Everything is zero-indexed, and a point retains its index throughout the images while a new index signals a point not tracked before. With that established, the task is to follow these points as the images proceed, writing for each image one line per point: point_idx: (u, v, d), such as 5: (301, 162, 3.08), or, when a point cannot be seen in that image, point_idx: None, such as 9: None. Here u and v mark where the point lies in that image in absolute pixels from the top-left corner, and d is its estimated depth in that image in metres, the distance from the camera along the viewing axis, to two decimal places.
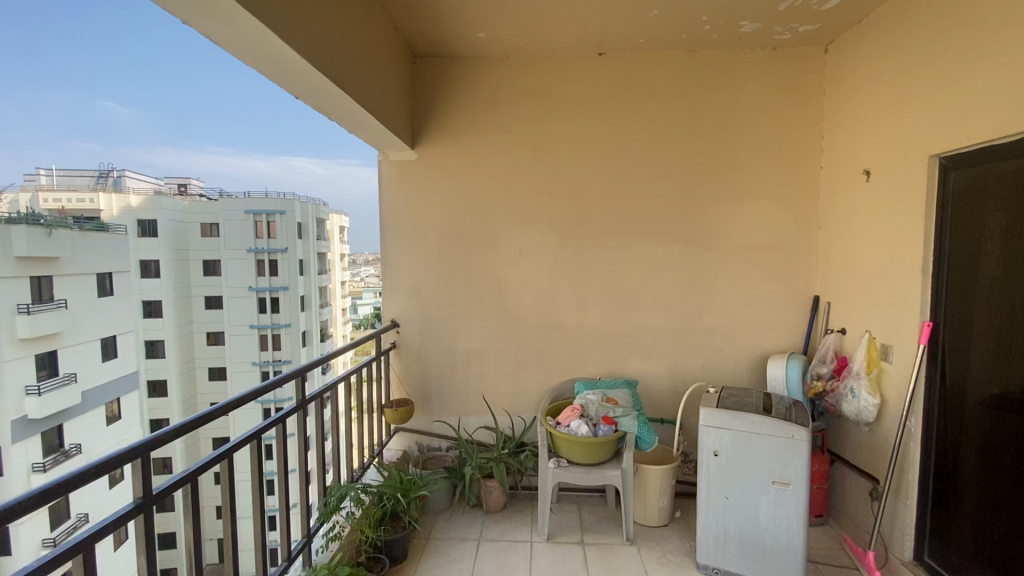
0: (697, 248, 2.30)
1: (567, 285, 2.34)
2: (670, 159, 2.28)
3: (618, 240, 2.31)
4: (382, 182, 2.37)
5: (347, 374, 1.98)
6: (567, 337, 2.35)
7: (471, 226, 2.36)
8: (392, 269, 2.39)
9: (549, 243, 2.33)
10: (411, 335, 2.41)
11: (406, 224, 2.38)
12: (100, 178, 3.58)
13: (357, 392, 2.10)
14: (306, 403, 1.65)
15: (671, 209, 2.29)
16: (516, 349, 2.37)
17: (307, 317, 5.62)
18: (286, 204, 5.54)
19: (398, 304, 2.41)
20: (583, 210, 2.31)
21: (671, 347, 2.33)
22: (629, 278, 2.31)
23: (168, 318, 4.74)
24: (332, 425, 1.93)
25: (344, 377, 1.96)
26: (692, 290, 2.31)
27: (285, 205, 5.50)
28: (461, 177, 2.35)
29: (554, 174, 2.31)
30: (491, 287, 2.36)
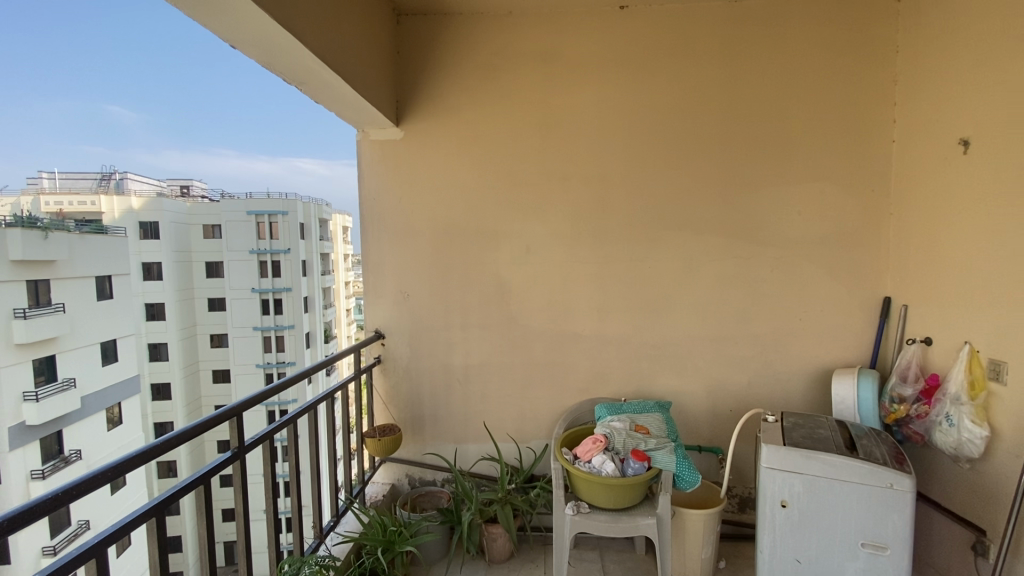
0: (739, 241, 1.90)
1: (583, 288, 1.95)
2: (706, 135, 1.89)
3: (643, 233, 1.91)
4: (363, 167, 1.99)
5: (313, 403, 1.60)
6: (584, 349, 1.96)
7: (467, 218, 1.97)
8: (375, 270, 2.01)
9: (562, 237, 1.94)
10: (399, 348, 2.03)
11: (391, 216, 2.00)
12: (104, 181, 5.06)
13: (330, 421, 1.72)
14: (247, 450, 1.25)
15: (708, 195, 1.90)
16: (523, 364, 1.99)
17: (310, 318, 5.65)
18: (286, 204, 5.47)
19: (382, 311, 2.03)
20: (601, 197, 1.92)
21: (709, 360, 1.93)
22: (658, 278, 1.92)
23: (172, 321, 5.38)
24: (293, 466, 1.55)
25: (310, 406, 1.58)
26: (736, 292, 1.91)
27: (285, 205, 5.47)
28: (455, 159, 1.96)
29: (566, 154, 1.92)
30: (493, 291, 1.98)
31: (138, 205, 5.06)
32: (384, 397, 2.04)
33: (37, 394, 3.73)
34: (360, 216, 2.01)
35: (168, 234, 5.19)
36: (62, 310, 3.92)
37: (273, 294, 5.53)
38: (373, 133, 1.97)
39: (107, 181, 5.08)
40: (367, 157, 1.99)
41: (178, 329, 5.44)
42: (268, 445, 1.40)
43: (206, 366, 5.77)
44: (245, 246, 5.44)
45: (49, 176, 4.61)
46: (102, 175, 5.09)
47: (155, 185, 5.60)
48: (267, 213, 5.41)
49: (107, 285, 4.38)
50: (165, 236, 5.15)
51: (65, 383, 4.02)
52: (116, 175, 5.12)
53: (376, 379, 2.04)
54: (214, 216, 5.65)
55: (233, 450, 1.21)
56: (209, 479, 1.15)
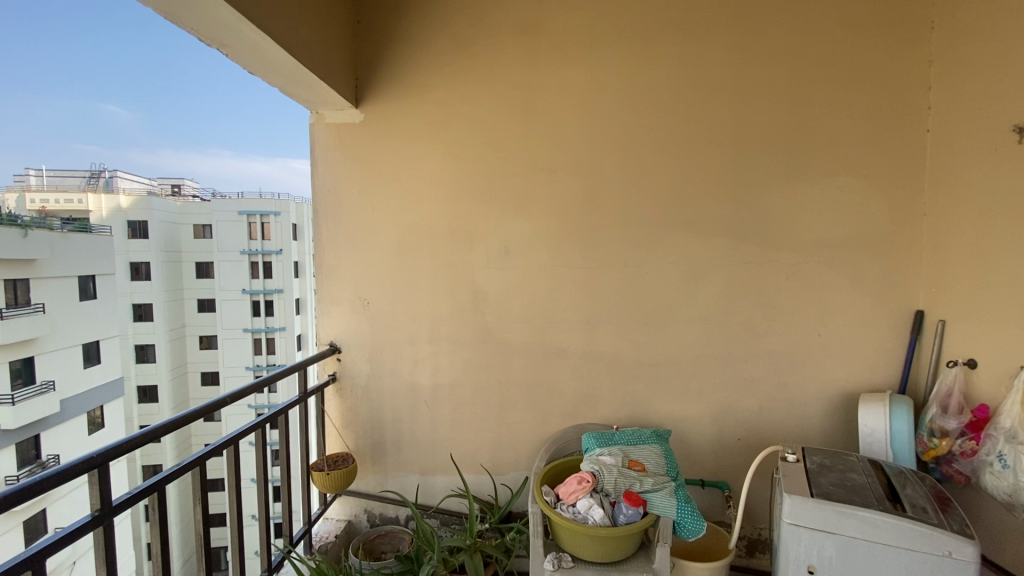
0: (749, 245, 1.65)
1: (568, 297, 1.69)
2: (710, 121, 1.63)
3: (637, 235, 1.66)
4: (317, 155, 1.73)
5: (234, 436, 1.32)
6: (568, 368, 1.70)
7: (436, 215, 1.71)
8: (332, 274, 1.74)
9: (544, 238, 1.68)
10: (358, 364, 1.76)
11: (348, 212, 1.73)
12: (93, 178, 4.12)
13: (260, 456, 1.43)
14: (116, 513, 0.92)
15: (712, 191, 1.64)
16: (499, 384, 1.72)
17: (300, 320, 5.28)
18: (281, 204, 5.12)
19: (339, 321, 1.75)
20: (588, 193, 1.66)
21: (712, 382, 1.67)
22: (654, 287, 1.66)
23: (159, 322, 4.92)
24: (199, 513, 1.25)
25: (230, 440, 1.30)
26: (744, 303, 1.66)
27: (281, 206, 5.10)
28: (422, 147, 1.70)
29: (548, 142, 1.66)
30: (464, 300, 1.71)
31: (129, 206, 4.40)
32: (340, 420, 1.77)
33: (13, 397, 3.14)
34: (314, 211, 1.75)
35: (156, 232, 4.64)
36: (41, 311, 3.13)
37: (263, 295, 5.23)
38: (328, 116, 1.71)
39: (97, 179, 4.14)
40: (322, 144, 1.73)
41: (164, 328, 4.96)
42: (156, 496, 1.08)
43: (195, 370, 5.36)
44: (234, 246, 5.09)
45: (38, 174, 3.54)
46: (93, 175, 4.12)
47: (147, 185, 4.85)
48: (259, 214, 5.04)
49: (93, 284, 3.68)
50: (155, 236, 4.63)
51: (43, 386, 3.40)
52: (109, 172, 4.24)
53: (329, 400, 1.76)
54: (203, 215, 5.19)
55: (93, 513, 0.89)
56: (44, 559, 0.81)
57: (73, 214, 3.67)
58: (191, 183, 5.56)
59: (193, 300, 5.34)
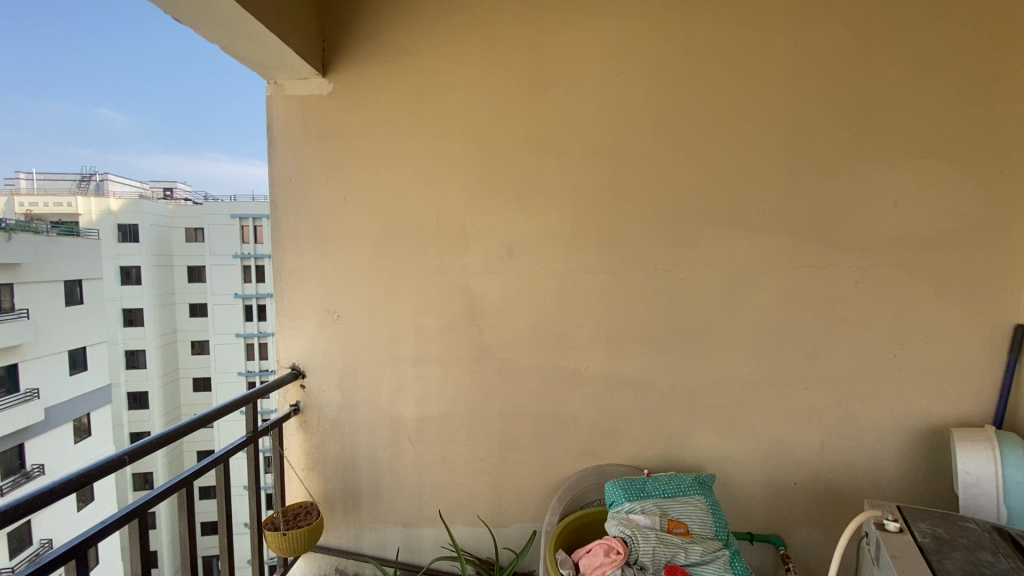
0: (808, 245, 1.33)
1: (587, 310, 1.36)
2: (762, 90, 1.31)
3: (671, 232, 1.34)
4: (276, 135, 1.40)
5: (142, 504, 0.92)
6: (585, 397, 1.37)
7: (422, 208, 1.38)
8: (294, 281, 1.41)
9: (556, 236, 1.35)
10: (327, 393, 1.43)
11: (315, 206, 1.40)
12: (82, 181, 4.06)
13: (185, 522, 1.06)
14: None
15: (765, 178, 1.32)
16: (500, 416, 1.39)
17: None
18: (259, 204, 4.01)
19: (304, 339, 1.42)
20: (610, 181, 1.34)
21: (762, 413, 1.36)
22: (692, 297, 1.34)
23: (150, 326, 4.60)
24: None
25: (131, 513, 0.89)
26: (799, 318, 1.34)
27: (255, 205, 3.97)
28: (404, 125, 1.38)
29: (560, 119, 1.34)
30: (457, 313, 1.39)
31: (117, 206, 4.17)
32: (305, 459, 1.44)
33: None
34: (273, 202, 1.41)
35: (152, 236, 4.37)
36: (27, 316, 2.76)
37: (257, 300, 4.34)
38: (289, 87, 1.38)
39: (87, 182, 4.09)
40: (281, 120, 1.39)
41: (151, 333, 4.59)
42: None
43: (187, 375, 4.94)
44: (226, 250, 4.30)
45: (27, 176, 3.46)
46: (83, 176, 4.06)
47: (134, 186, 4.50)
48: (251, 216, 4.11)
49: (77, 288, 3.28)
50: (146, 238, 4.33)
51: (27, 395, 2.93)
52: (99, 174, 4.14)
53: (291, 436, 1.43)
54: (195, 218, 4.63)
55: None
56: None
57: (59, 214, 3.52)
58: (184, 185, 5.08)
59: (185, 304, 4.80)
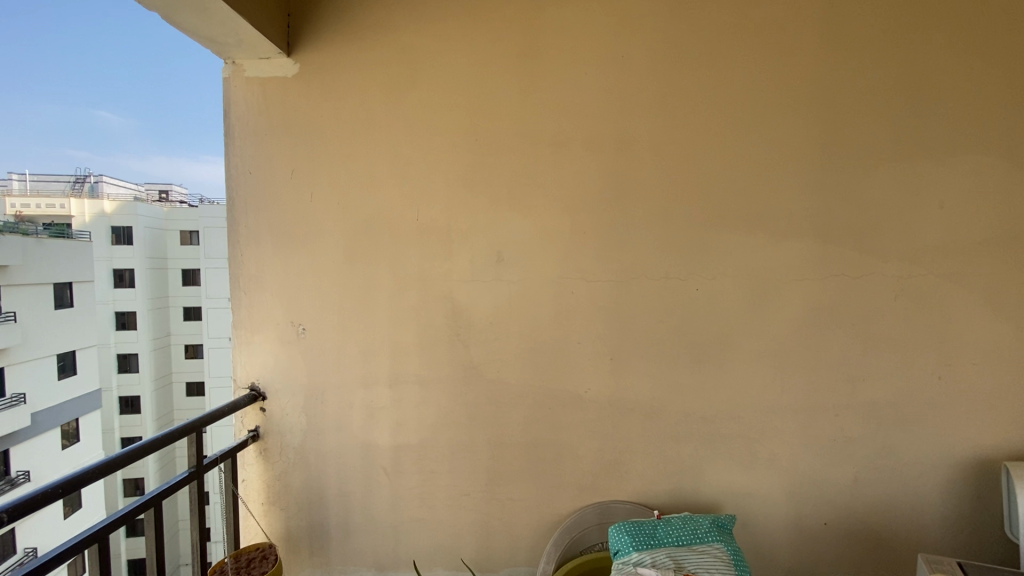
0: (837, 250, 1.16)
1: (587, 325, 1.18)
2: (786, 73, 1.14)
3: (683, 235, 1.17)
4: (234, 121, 1.23)
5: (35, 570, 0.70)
6: (585, 424, 1.20)
7: (400, 206, 1.21)
8: (256, 290, 1.23)
9: (551, 240, 1.18)
10: (291, 418, 1.25)
11: (278, 203, 1.23)
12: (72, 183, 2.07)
13: None
14: None
15: (790, 174, 1.15)
16: (487, 445, 1.22)
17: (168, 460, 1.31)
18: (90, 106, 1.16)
19: (265, 356, 1.24)
20: (613, 177, 1.17)
21: (787, 443, 1.19)
22: (707, 310, 1.17)
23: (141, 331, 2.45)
24: None
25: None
26: (828, 334, 1.17)
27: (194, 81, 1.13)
28: (379, 112, 1.21)
29: (555, 105, 1.17)
30: (439, 327, 1.21)
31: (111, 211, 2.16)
32: (264, 493, 1.26)
33: None
34: (230, 199, 1.23)
35: (140, 234, 2.27)
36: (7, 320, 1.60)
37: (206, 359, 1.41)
38: (250, 68, 1.21)
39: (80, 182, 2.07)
40: (241, 106, 1.22)
41: (149, 338, 2.42)
42: None
43: None
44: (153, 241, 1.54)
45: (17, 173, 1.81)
46: (76, 177, 2.05)
47: (133, 189, 2.34)
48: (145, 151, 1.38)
49: (68, 292, 1.91)
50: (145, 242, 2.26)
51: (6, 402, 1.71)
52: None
53: (248, 465, 1.25)
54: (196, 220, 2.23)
55: None
56: None
57: (51, 219, 1.87)
58: None
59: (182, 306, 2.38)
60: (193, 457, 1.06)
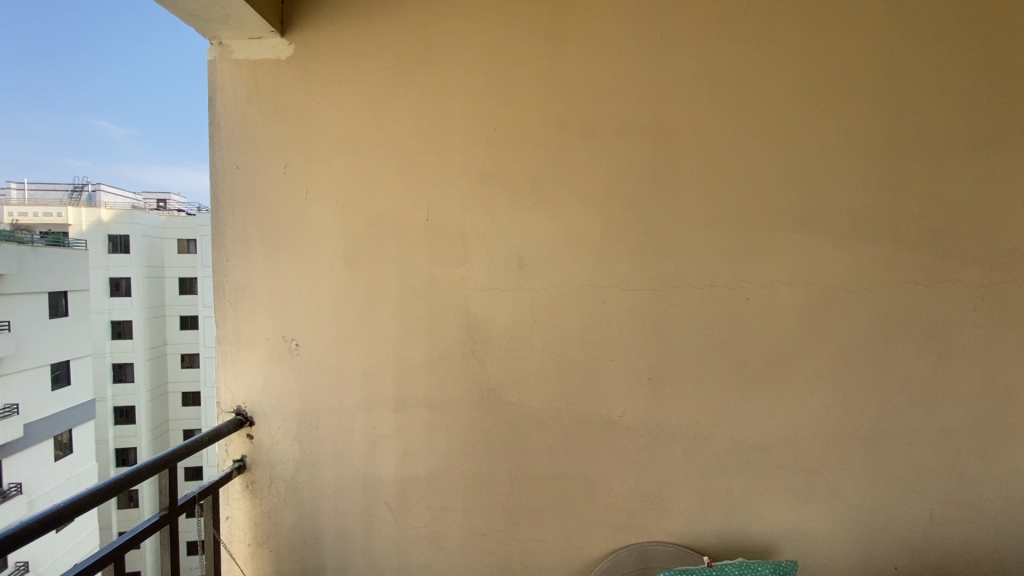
0: (906, 254, 1.02)
1: (623, 340, 1.04)
2: (847, 54, 1.01)
3: (731, 238, 1.02)
4: (219, 109, 1.07)
5: None
6: (619, 454, 1.05)
7: (408, 204, 1.06)
8: (246, 300, 1.08)
9: (580, 243, 1.04)
10: (283, 446, 1.09)
11: (269, 202, 1.08)
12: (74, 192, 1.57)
13: None
14: None
15: (852, 168, 1.01)
16: (507, 478, 1.06)
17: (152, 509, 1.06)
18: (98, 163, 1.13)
19: (252, 376, 1.09)
20: (649, 171, 1.03)
21: (848, 474, 1.04)
22: (759, 323, 1.03)
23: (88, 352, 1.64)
24: None
25: None
26: (897, 350, 1.03)
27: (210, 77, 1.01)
28: (384, 99, 1.06)
29: (584, 90, 1.03)
30: (452, 343, 1.06)
31: (109, 220, 1.54)
32: (252, 531, 1.10)
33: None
34: (213, 196, 1.08)
35: (138, 244, 1.58)
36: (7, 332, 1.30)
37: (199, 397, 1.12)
38: (237, 50, 1.07)
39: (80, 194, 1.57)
40: (227, 92, 1.07)
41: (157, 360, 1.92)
42: None
43: None
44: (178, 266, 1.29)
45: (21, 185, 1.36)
46: (74, 185, 1.56)
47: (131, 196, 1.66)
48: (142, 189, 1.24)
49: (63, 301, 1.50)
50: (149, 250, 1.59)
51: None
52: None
53: (233, 501, 1.09)
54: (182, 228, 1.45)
55: None
56: None
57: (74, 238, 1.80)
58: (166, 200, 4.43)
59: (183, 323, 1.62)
60: (165, 496, 0.89)
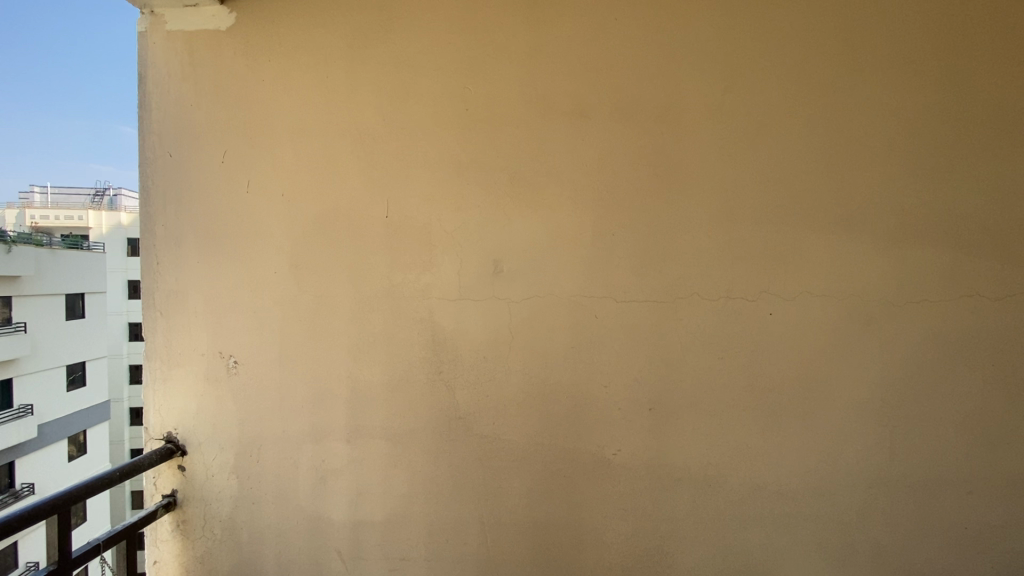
0: (972, 261, 0.82)
1: (618, 363, 0.86)
2: (898, 16, 0.82)
3: (753, 240, 0.84)
4: (150, 88, 0.93)
5: None
6: (613, 499, 0.87)
7: (365, 198, 0.90)
8: (178, 308, 0.93)
9: (569, 245, 0.86)
10: (219, 480, 0.93)
11: (206, 194, 0.92)
12: (93, 199, 2.91)
13: None
14: None
15: (904, 154, 0.83)
16: (478, 525, 0.89)
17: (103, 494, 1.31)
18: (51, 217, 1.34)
19: (185, 397, 0.93)
20: (654, 159, 0.85)
21: (894, 529, 0.85)
22: (786, 344, 0.84)
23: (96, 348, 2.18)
24: None
25: None
26: (955, 379, 0.84)
27: None
28: (338, 73, 0.90)
29: (576, 61, 0.86)
30: (413, 363, 0.89)
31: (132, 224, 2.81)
32: None
33: None
34: (144, 187, 0.93)
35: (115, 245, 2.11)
36: None
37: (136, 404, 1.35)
38: (170, 20, 0.92)
39: (100, 199, 2.90)
40: (160, 69, 0.93)
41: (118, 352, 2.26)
42: None
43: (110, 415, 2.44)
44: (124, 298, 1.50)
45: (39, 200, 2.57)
46: (91, 200, 2.89)
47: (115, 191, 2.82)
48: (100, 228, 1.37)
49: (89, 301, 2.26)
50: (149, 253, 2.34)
51: None
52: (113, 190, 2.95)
53: (162, 543, 0.94)
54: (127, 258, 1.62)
55: None
56: None
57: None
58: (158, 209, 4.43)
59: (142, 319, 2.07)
60: (55, 548, 0.69)
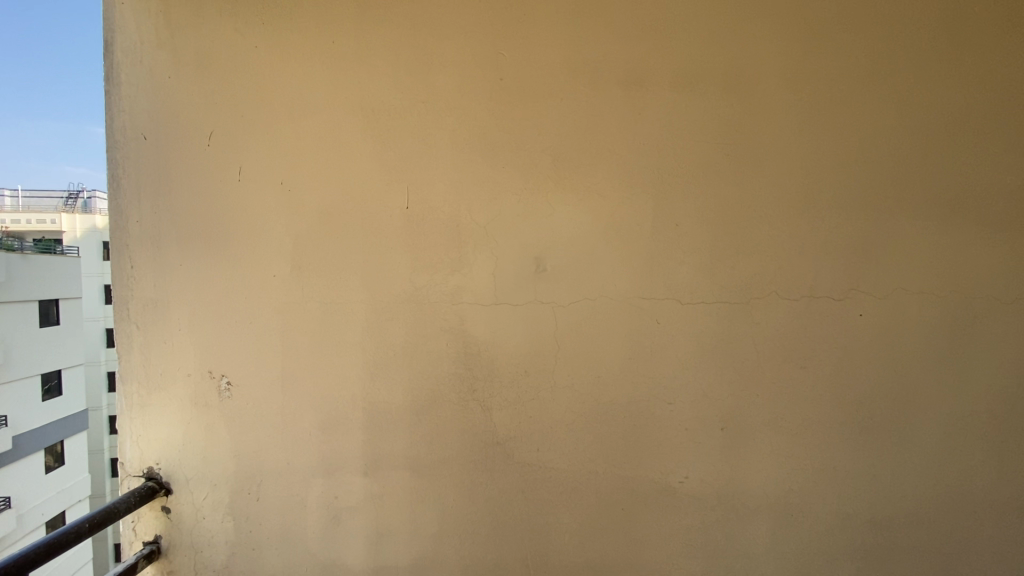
0: None
1: (683, 376, 0.74)
2: None
3: (839, 231, 0.72)
4: (119, 58, 0.78)
5: None
6: (678, 534, 0.75)
7: (381, 187, 0.76)
8: (158, 320, 0.78)
9: (624, 239, 0.74)
10: (211, 523, 0.79)
11: (188, 185, 0.78)
12: None
13: None
14: None
15: (1009, 129, 0.71)
16: (519, 567, 0.76)
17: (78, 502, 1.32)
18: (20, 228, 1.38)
19: (168, 426, 0.79)
20: (724, 137, 0.72)
21: (998, 559, 0.74)
22: (878, 350, 0.73)
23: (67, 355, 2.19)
24: None
25: None
26: None
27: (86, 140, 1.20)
28: (346, 39, 0.76)
29: (630, 22, 0.73)
30: (440, 381, 0.76)
31: None
32: None
33: None
34: (115, 176, 0.78)
35: None
36: None
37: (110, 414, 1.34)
38: None
39: None
40: (131, 35, 0.78)
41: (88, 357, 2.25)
42: None
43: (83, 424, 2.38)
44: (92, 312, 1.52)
45: None
46: None
47: None
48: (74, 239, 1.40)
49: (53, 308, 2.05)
50: None
51: None
52: None
53: None
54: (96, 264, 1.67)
55: None
56: None
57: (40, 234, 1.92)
58: None
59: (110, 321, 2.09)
60: None
